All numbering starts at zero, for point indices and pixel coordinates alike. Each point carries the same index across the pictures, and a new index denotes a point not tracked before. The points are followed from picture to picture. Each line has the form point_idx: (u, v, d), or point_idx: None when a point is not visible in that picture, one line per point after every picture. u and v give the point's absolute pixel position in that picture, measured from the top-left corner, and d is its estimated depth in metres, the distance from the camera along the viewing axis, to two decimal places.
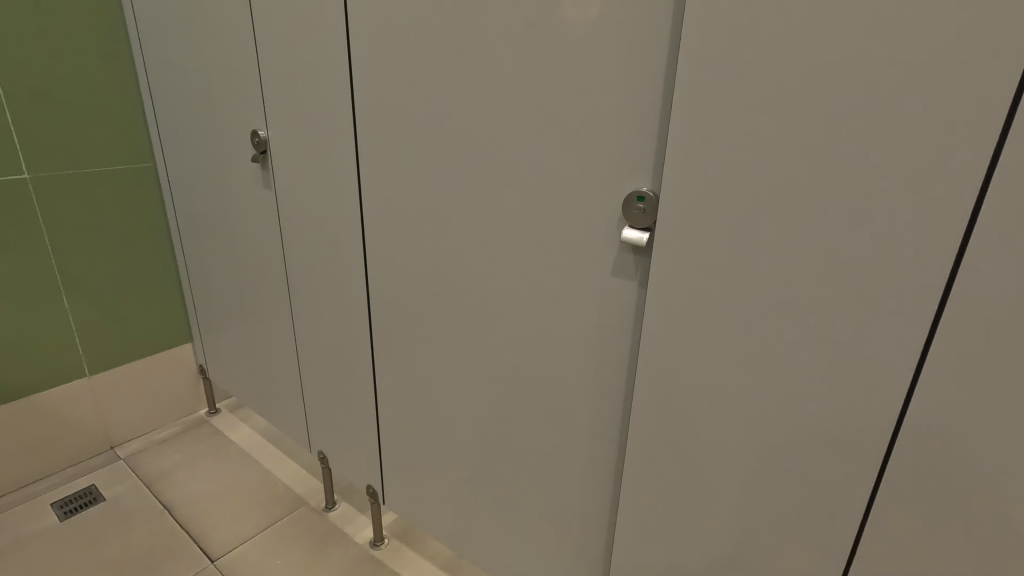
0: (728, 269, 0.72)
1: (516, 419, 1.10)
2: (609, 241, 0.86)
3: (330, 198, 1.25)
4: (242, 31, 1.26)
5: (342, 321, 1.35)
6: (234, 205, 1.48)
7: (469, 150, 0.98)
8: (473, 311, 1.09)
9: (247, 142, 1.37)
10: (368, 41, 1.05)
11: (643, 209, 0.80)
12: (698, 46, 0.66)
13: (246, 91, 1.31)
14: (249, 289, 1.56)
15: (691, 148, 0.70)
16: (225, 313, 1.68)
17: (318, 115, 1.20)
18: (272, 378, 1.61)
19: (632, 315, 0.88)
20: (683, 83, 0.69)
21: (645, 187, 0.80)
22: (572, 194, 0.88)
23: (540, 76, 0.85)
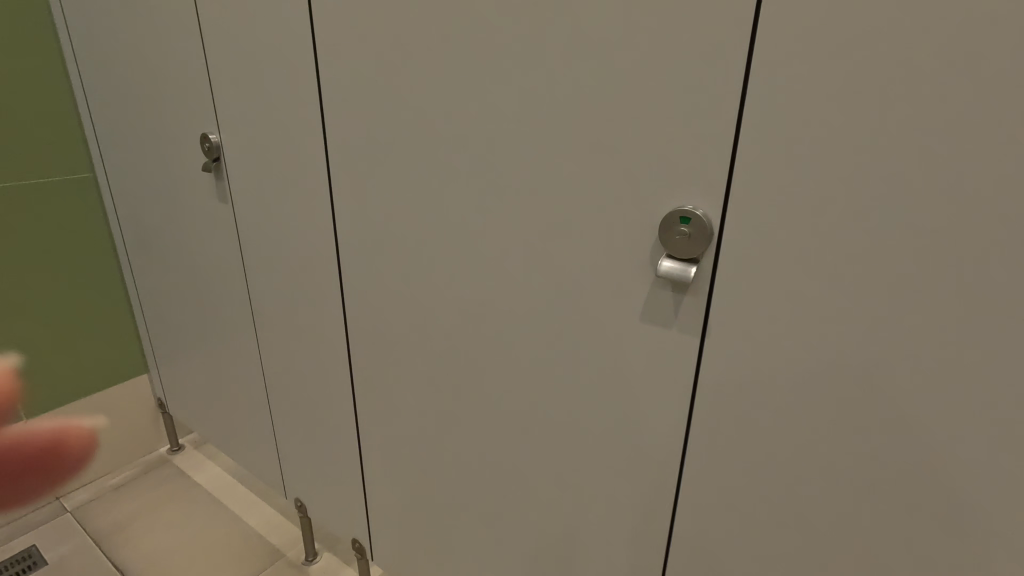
0: (819, 305, 0.58)
1: (524, 473, 0.93)
2: (643, 274, 0.69)
3: (301, 214, 1.07)
4: (188, 16, 1.07)
5: (321, 354, 1.18)
6: (190, 222, 1.30)
7: (465, 159, 0.80)
8: (471, 351, 0.91)
9: (198, 149, 1.20)
10: (336, 24, 0.86)
11: (689, 235, 0.62)
12: (787, 22, 0.52)
13: (196, 90, 1.13)
14: (210, 313, 1.39)
15: (773, 155, 0.56)
16: (184, 340, 1.50)
17: (281, 117, 1.01)
18: (242, 413, 1.44)
19: (673, 365, 0.70)
20: (762, 70, 0.54)
21: (690, 207, 0.62)
22: (593, 216, 0.70)
23: (560, 66, 0.67)
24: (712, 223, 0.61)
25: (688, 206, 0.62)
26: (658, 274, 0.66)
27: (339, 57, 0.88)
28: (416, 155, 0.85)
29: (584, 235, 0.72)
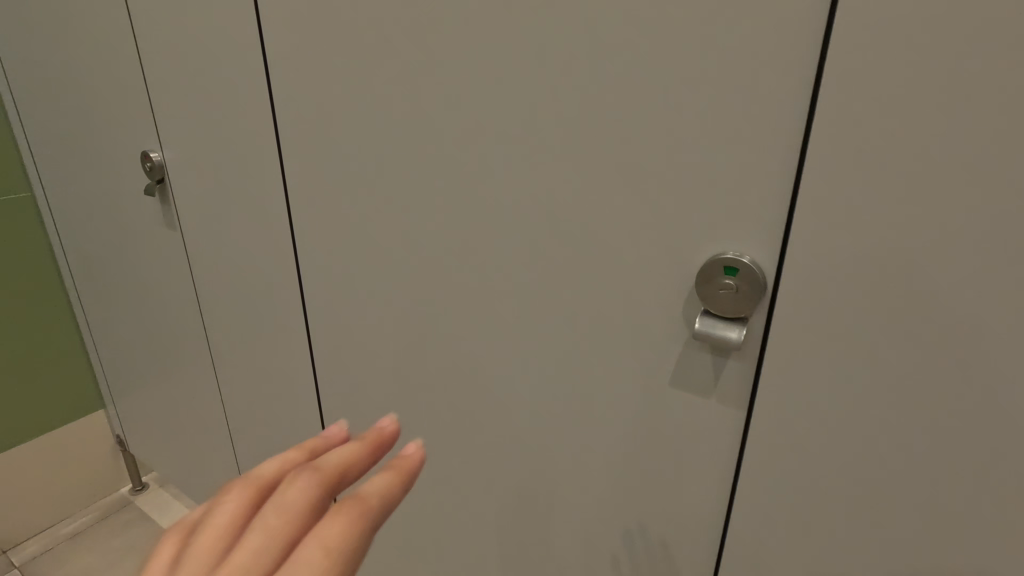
0: (917, 391, 0.43)
1: (520, 561, 0.77)
2: (669, 339, 0.53)
3: (250, 246, 0.90)
4: (113, 11, 0.90)
5: (278, 407, 1.00)
6: (133, 248, 1.14)
7: (441, 188, 0.63)
8: (452, 419, 0.75)
9: (134, 168, 1.03)
10: (279, 20, 0.69)
11: (736, 290, 0.47)
12: (882, 12, 0.37)
13: (128, 99, 0.96)
14: (160, 350, 1.21)
15: (855, 193, 0.41)
16: (135, 378, 1.32)
17: (221, 131, 0.84)
18: (200, 461, 1.27)
19: (710, 449, 0.55)
20: (842, 78, 0.40)
21: (738, 254, 0.47)
22: (606, 264, 0.55)
23: (561, 72, 0.51)
24: (764, 276, 0.47)
25: (731, 253, 0.47)
26: (690, 338, 0.51)
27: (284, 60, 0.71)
28: (380, 181, 0.68)
29: (593, 286, 0.56)
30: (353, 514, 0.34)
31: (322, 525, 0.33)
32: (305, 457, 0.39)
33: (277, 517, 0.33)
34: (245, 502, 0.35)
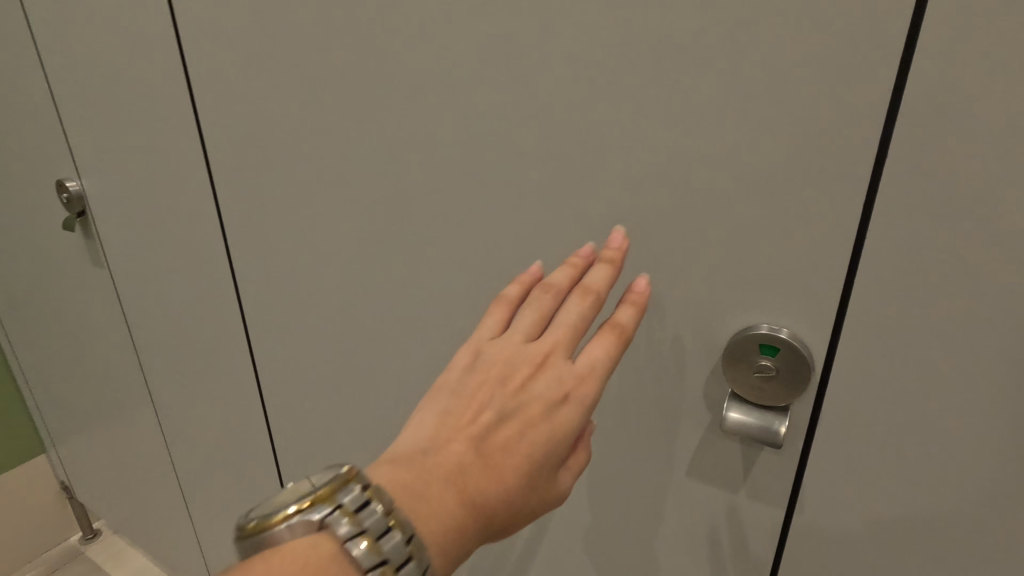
0: (983, 482, 0.39)
1: None
2: (699, 446, 0.48)
3: (201, 307, 0.77)
4: (16, 23, 0.77)
5: (234, 467, 0.89)
6: (66, 293, 0.99)
7: (434, 266, 0.55)
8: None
9: (55, 200, 0.90)
10: (226, 54, 0.57)
11: (774, 374, 0.41)
12: (955, 121, 0.33)
13: (39, 123, 0.83)
14: (101, 398, 1.08)
15: (918, 261, 0.36)
16: (78, 424, 1.19)
17: (147, 164, 0.72)
18: (156, 515, 1.15)
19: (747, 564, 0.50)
20: (906, 185, 0.35)
21: (775, 332, 0.41)
22: (629, 362, 0.49)
23: (579, 152, 0.44)
24: (808, 356, 0.41)
25: (764, 329, 0.41)
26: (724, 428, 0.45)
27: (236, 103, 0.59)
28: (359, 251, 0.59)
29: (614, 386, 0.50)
30: (615, 344, 0.41)
31: (598, 344, 0.41)
32: (571, 274, 0.43)
33: (572, 324, 0.41)
34: (544, 302, 0.43)
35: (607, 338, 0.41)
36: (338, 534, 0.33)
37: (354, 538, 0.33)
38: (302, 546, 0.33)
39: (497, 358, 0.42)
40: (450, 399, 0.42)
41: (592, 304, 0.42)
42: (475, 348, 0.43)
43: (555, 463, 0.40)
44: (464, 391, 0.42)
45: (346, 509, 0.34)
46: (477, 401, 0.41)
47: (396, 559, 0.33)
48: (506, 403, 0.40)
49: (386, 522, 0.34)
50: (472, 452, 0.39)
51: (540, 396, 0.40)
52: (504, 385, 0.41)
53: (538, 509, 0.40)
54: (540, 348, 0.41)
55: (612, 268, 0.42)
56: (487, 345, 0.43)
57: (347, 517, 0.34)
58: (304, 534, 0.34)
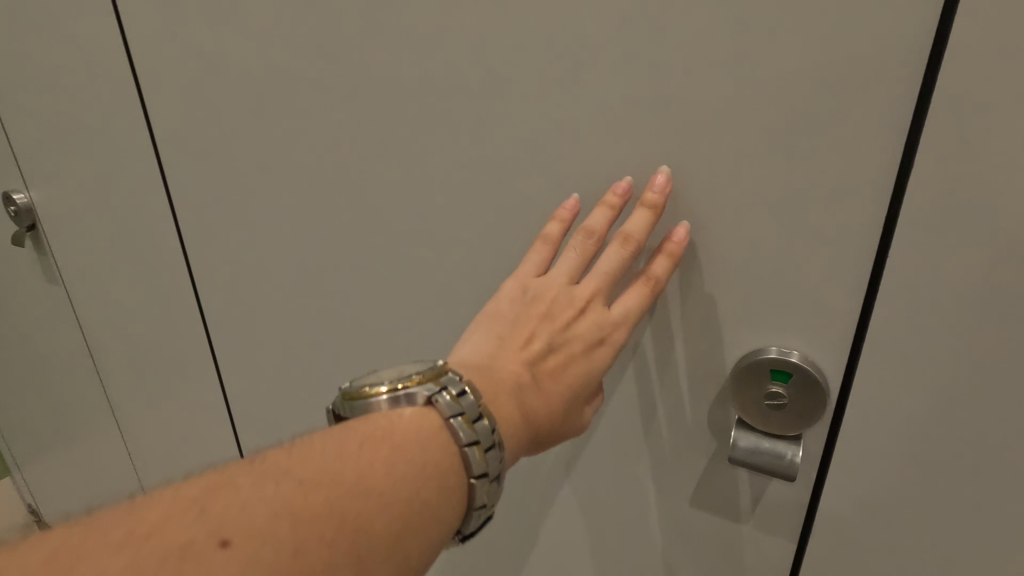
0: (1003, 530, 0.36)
1: None
2: (698, 491, 0.44)
3: (129, 346, 0.67)
4: None
5: None
6: (25, 313, 0.93)
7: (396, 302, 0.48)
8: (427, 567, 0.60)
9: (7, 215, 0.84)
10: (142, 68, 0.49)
11: (785, 399, 0.37)
12: (980, 148, 0.29)
13: None
14: (66, 422, 1.03)
15: (936, 299, 0.33)
16: (44, 449, 1.14)
17: (57, 191, 0.63)
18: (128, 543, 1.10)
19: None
20: (931, 219, 0.31)
21: (786, 354, 0.37)
22: (619, 405, 0.44)
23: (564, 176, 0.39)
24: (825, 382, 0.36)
25: (773, 353, 0.37)
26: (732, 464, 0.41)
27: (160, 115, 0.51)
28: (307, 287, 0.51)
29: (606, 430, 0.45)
30: (647, 296, 0.38)
31: (631, 292, 0.38)
32: (611, 213, 0.37)
33: (610, 268, 0.38)
34: (584, 242, 0.39)
35: (646, 286, 0.37)
36: (440, 409, 0.32)
37: (457, 415, 0.31)
38: (403, 420, 0.32)
39: (547, 291, 0.39)
40: (505, 325, 0.39)
41: (631, 250, 0.37)
42: (525, 277, 0.40)
43: (585, 396, 0.40)
44: (516, 315, 0.40)
45: (450, 391, 0.32)
46: (525, 330, 0.39)
47: (486, 440, 0.32)
48: (552, 334, 0.39)
49: (479, 407, 0.32)
50: (525, 375, 0.38)
51: (578, 337, 0.39)
52: (548, 322, 0.39)
53: (568, 434, 0.40)
54: (583, 289, 0.39)
55: (654, 214, 0.36)
56: (537, 275, 0.40)
57: (450, 397, 0.32)
58: (408, 407, 0.32)
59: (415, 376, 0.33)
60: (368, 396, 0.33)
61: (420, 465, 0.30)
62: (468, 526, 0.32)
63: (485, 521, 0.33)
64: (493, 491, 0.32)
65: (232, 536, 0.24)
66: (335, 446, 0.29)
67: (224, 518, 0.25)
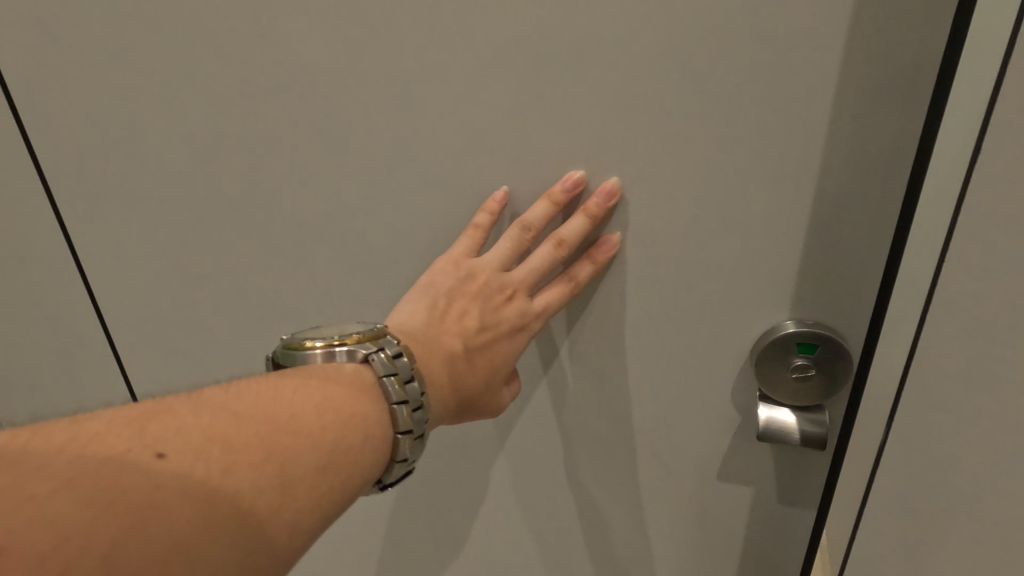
0: None
1: None
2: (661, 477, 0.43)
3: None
4: None
5: None
6: None
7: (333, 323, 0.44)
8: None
9: None
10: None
11: (812, 372, 0.35)
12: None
13: None
14: None
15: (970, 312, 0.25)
16: None
17: None
18: None
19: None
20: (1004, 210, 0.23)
21: (807, 326, 0.35)
22: (585, 397, 0.42)
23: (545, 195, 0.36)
24: (852, 354, 0.34)
25: (791, 327, 0.35)
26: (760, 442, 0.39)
27: (61, 126, 0.42)
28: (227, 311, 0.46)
29: (582, 450, 0.44)
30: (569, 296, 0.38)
31: (553, 292, 0.38)
32: (547, 209, 0.36)
33: (540, 264, 0.38)
34: (518, 235, 0.37)
35: (569, 285, 0.37)
36: (375, 365, 0.31)
37: (390, 374, 0.31)
38: (340, 372, 0.30)
39: (480, 274, 0.38)
40: (437, 298, 0.38)
41: (564, 253, 0.37)
42: (457, 257, 0.38)
43: (504, 379, 0.40)
44: (449, 292, 0.38)
45: (388, 351, 0.31)
46: (457, 308, 0.39)
47: (415, 400, 0.31)
48: (483, 315, 0.39)
49: (412, 369, 0.32)
50: (453, 347, 0.38)
51: (502, 323, 0.39)
52: (477, 305, 0.38)
53: (484, 414, 0.40)
54: (515, 277, 0.38)
55: (591, 223, 0.36)
56: (471, 257, 0.38)
57: (387, 357, 0.31)
58: (348, 363, 0.31)
59: (354, 334, 0.32)
60: (302, 352, 0.32)
61: (358, 412, 0.28)
62: (389, 476, 0.30)
63: (406, 474, 0.31)
64: (416, 448, 0.30)
65: (168, 448, 0.22)
66: (244, 394, 0.26)
67: (155, 434, 0.22)
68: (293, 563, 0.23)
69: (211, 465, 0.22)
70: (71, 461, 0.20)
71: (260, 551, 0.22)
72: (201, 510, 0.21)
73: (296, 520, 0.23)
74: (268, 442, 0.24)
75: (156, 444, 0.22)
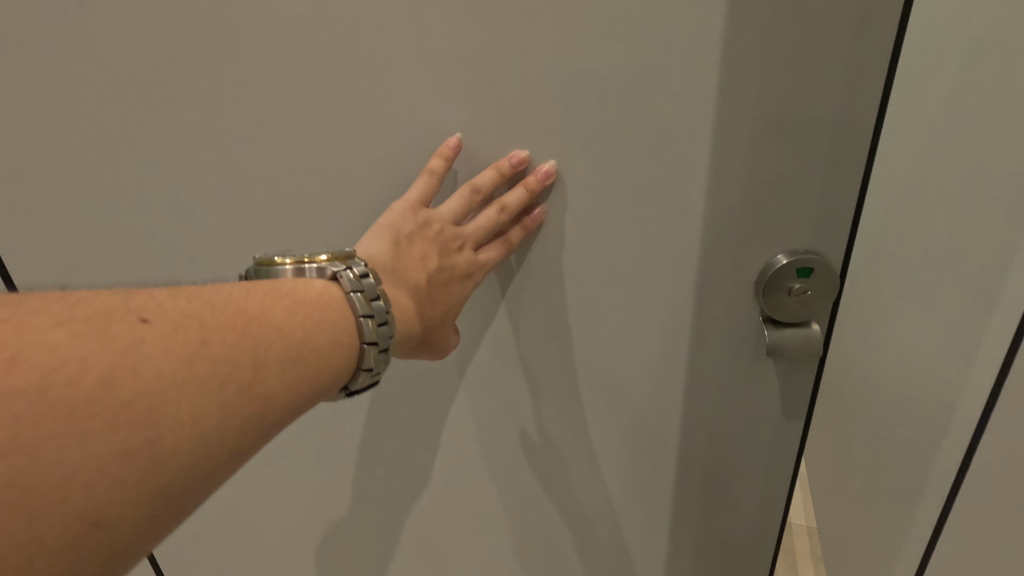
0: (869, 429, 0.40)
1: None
2: (608, 406, 0.45)
3: None
4: None
5: None
6: None
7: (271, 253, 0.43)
8: (287, 524, 0.57)
9: None
10: None
11: (809, 291, 0.36)
12: None
13: None
14: None
15: None
16: None
17: None
18: None
19: (618, 547, 0.53)
20: None
21: (800, 251, 0.36)
22: (544, 331, 0.43)
23: (507, 133, 0.37)
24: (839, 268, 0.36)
25: (786, 257, 0.36)
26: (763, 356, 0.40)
27: None
28: (155, 242, 0.44)
29: (534, 387, 0.46)
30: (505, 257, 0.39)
31: (492, 253, 0.39)
32: (496, 175, 0.37)
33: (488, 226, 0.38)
34: (470, 194, 0.38)
35: (504, 247, 0.39)
36: (343, 282, 0.31)
37: (357, 291, 0.30)
38: (310, 286, 0.30)
39: (435, 224, 0.38)
40: (395, 244, 0.37)
41: (506, 218, 0.38)
42: (411, 204, 0.37)
43: (447, 329, 0.40)
44: (405, 239, 0.37)
45: (356, 270, 0.31)
46: (414, 258, 0.37)
47: (380, 316, 0.31)
48: (436, 267, 0.38)
49: (379, 289, 0.31)
50: (409, 288, 0.37)
51: (450, 276, 0.38)
52: (429, 257, 0.38)
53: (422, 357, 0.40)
54: (465, 231, 0.38)
55: (531, 196, 0.37)
56: (424, 205, 0.38)
57: (355, 275, 0.31)
58: (319, 279, 0.31)
59: (324, 255, 0.32)
60: (273, 269, 0.32)
61: (323, 324, 0.29)
62: (354, 384, 0.31)
63: (370, 385, 0.31)
64: (381, 360, 0.31)
65: (151, 315, 0.23)
66: (217, 292, 0.26)
67: (141, 303, 0.23)
68: (255, 443, 0.25)
69: (192, 340, 0.23)
70: (67, 310, 0.22)
71: (230, 421, 0.23)
72: (177, 372, 0.22)
73: (262, 401, 0.25)
74: (243, 328, 0.25)
75: (141, 311, 0.23)
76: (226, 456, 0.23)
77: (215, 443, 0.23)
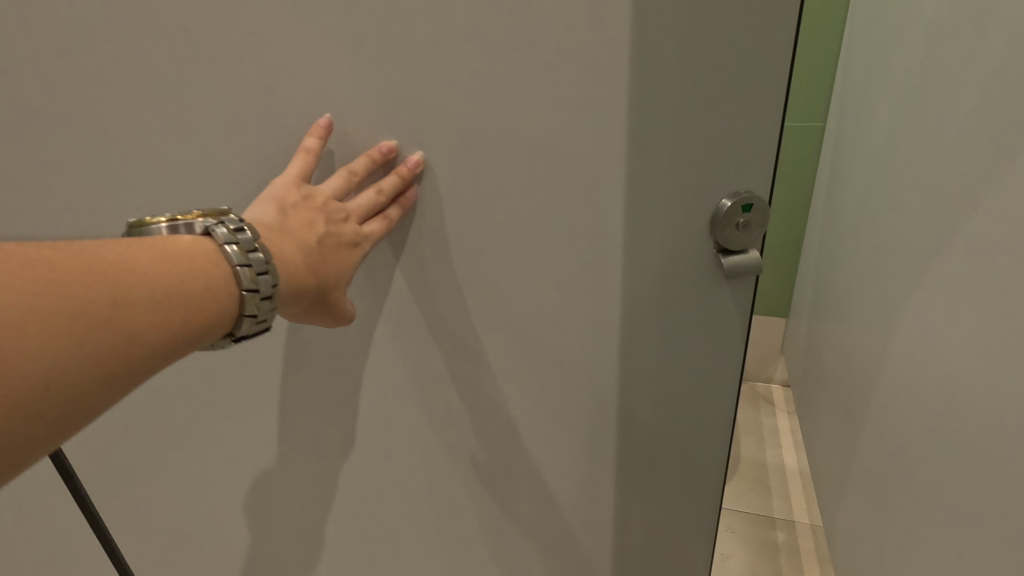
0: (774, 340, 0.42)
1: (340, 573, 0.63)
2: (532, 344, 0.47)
3: None
4: None
5: None
6: None
7: (172, 208, 0.44)
8: (206, 483, 0.57)
9: None
10: None
11: (753, 223, 0.39)
12: None
13: None
14: None
15: None
16: None
17: None
18: None
19: (542, 492, 0.56)
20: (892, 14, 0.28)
21: (741, 191, 0.38)
22: (458, 279, 0.44)
23: (403, 81, 0.37)
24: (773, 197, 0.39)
25: (729, 200, 0.38)
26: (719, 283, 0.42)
27: None
28: (34, 187, 0.44)
29: (458, 334, 0.47)
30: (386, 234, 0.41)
31: (373, 230, 0.40)
32: (370, 162, 0.39)
33: (368, 202, 0.39)
34: (348, 174, 0.39)
35: (385, 224, 0.40)
36: (215, 236, 0.31)
37: (232, 243, 0.31)
38: (180, 240, 0.30)
39: (319, 196, 0.38)
40: (277, 210, 0.36)
41: (384, 200, 0.40)
42: (292, 178, 0.38)
43: (333, 302, 0.40)
44: (289, 207, 0.37)
45: (228, 225, 0.31)
46: (298, 224, 0.36)
47: (259, 265, 0.31)
48: (322, 236, 0.37)
49: (256, 242, 0.32)
50: (300, 254, 0.36)
51: (335, 247, 0.38)
52: (315, 225, 0.37)
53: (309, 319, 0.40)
54: (349, 206, 0.39)
55: (404, 183, 0.40)
56: (306, 180, 0.38)
57: (228, 231, 0.31)
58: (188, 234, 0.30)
59: (197, 212, 0.33)
60: (147, 228, 0.33)
61: (197, 275, 0.29)
62: (240, 330, 0.31)
63: (259, 331, 0.32)
64: (265, 308, 0.32)
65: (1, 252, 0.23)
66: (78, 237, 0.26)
67: None
68: (107, 384, 0.25)
69: (42, 280, 0.23)
70: None
71: (75, 361, 0.24)
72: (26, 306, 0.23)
73: (126, 341, 0.26)
74: (101, 268, 0.26)
75: None
76: (72, 395, 0.24)
77: (74, 379, 0.24)
